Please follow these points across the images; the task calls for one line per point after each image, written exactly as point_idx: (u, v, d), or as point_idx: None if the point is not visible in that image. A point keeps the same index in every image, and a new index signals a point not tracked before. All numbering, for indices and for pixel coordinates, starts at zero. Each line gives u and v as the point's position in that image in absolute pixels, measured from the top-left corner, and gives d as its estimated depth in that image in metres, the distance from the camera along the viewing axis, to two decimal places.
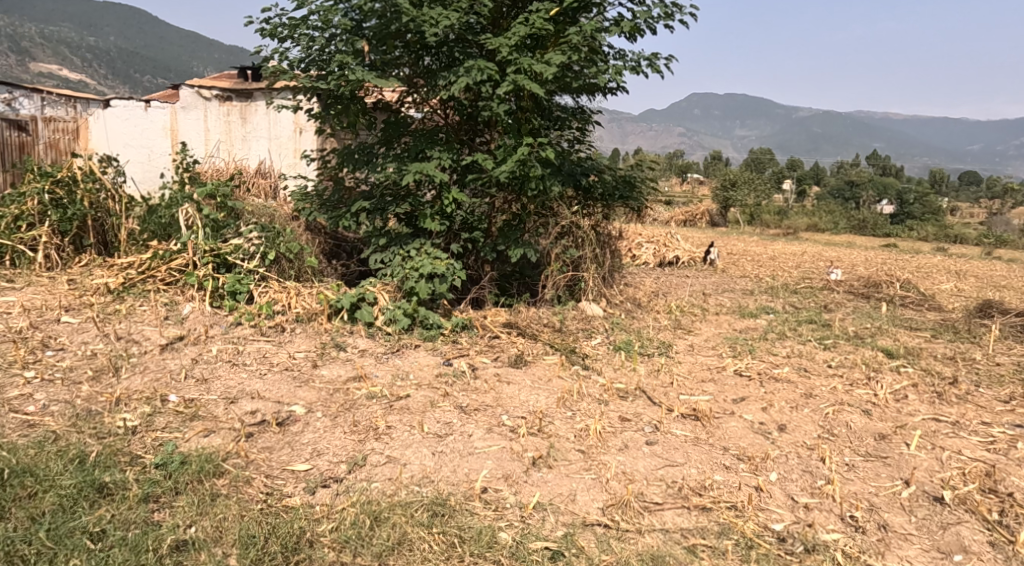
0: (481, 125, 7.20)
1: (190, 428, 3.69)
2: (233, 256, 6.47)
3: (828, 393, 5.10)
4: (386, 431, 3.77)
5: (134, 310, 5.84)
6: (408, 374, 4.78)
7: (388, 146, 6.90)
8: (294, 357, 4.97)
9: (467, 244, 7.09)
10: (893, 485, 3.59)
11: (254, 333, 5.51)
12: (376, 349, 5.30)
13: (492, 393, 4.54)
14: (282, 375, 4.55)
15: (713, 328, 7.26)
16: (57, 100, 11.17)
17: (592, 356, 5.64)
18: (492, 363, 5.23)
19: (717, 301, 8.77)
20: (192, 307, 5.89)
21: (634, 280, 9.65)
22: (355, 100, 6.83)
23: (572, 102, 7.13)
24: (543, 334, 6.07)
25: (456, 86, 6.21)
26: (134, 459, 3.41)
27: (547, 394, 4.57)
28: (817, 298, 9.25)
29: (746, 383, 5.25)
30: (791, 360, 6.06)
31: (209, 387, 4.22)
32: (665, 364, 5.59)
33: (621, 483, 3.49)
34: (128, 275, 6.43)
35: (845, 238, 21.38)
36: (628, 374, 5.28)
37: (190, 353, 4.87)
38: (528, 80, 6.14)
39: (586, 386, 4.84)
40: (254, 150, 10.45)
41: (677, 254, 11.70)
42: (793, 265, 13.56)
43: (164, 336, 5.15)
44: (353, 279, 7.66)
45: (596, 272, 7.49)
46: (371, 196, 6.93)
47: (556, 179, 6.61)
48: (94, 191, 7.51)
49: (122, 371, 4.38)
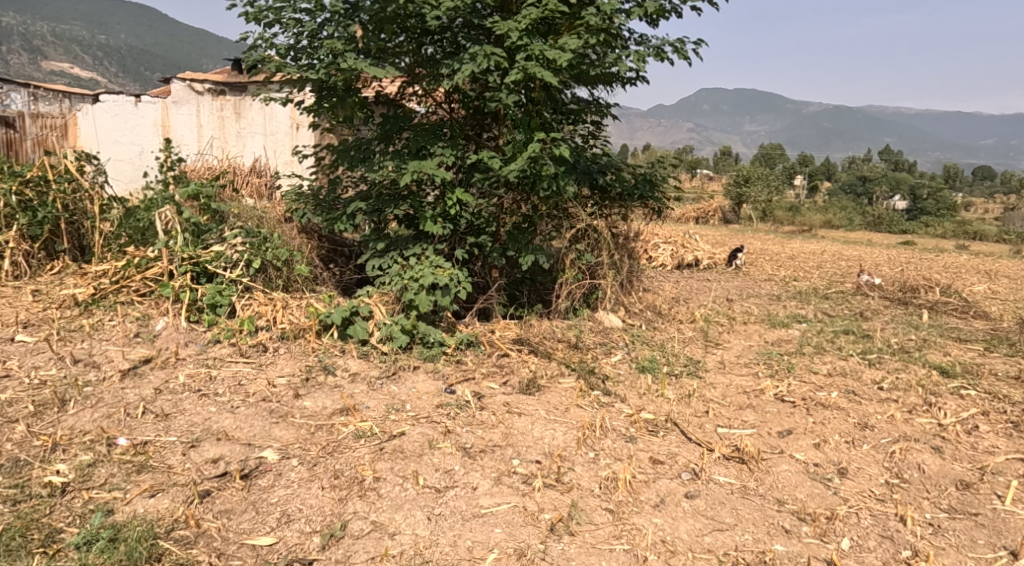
0: (489, 119, 6.56)
1: (133, 486, 3.09)
2: (213, 265, 5.82)
3: (886, 424, 4.43)
4: (374, 486, 3.17)
5: (101, 326, 5.23)
6: (404, 405, 4.15)
7: (386, 142, 6.24)
8: (274, 384, 4.34)
9: (473, 249, 6.43)
10: (995, 557, 3.04)
11: (232, 354, 4.90)
12: (369, 372, 4.67)
13: (501, 428, 3.91)
14: (256, 408, 3.93)
15: (743, 340, 6.61)
16: (51, 95, 10.25)
17: (614, 378, 5.00)
18: (501, 388, 4.59)
19: (743, 308, 8.09)
20: (164, 323, 5.27)
21: (653, 283, 9.00)
22: (350, 91, 6.16)
23: (588, 94, 6.48)
24: (558, 351, 5.43)
25: (460, 74, 5.58)
26: (49, 536, 2.82)
27: (565, 429, 3.93)
28: (851, 304, 8.56)
29: (790, 411, 4.60)
30: (837, 381, 5.39)
31: (168, 425, 3.61)
32: (697, 388, 4.94)
33: (661, 560, 2.92)
34: (100, 286, 5.84)
35: (863, 235, 20.58)
36: (655, 402, 4.63)
37: (154, 381, 4.25)
38: (540, 67, 5.49)
39: (610, 418, 4.21)
40: (248, 147, 9.82)
41: (696, 256, 11.09)
42: (815, 265, 12.87)
43: (126, 360, 4.54)
44: (350, 286, 7.04)
45: (614, 279, 6.84)
46: (367, 197, 6.30)
47: (571, 178, 5.97)
48: (68, 192, 6.91)
49: (69, 406, 3.76)
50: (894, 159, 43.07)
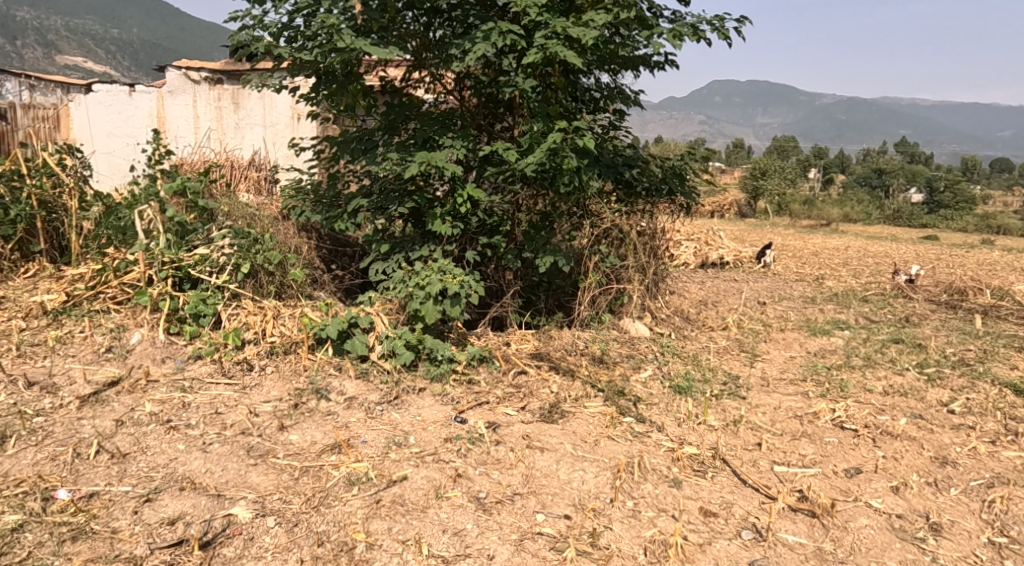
0: (503, 108, 5.95)
1: (63, 561, 2.59)
2: (197, 269, 5.19)
3: (970, 460, 3.80)
4: (366, 558, 2.70)
5: (69, 339, 4.68)
6: (406, 438, 3.58)
7: (390, 133, 5.62)
8: (256, 412, 3.76)
9: (486, 251, 5.80)
10: None
11: (213, 373, 4.32)
12: (368, 396, 4.08)
13: (522, 469, 3.33)
14: (233, 445, 3.35)
15: (784, 351, 5.95)
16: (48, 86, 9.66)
17: (647, 400, 4.39)
18: (519, 415, 3.98)
19: (777, 313, 7.42)
20: (140, 337, 4.69)
21: (677, 284, 8.34)
22: (351, 75, 5.52)
23: (611, 80, 5.82)
24: (583, 367, 4.81)
25: (472, 55, 4.94)
26: None
27: (596, 470, 3.34)
28: (895, 308, 7.85)
29: (854, 443, 3.96)
30: (899, 402, 4.73)
31: (124, 469, 3.05)
32: (743, 413, 4.31)
33: None
34: (73, 292, 5.28)
35: (886, 230, 19.76)
36: (697, 431, 4.01)
37: (119, 409, 3.68)
38: (562, 47, 4.86)
39: (648, 454, 3.60)
40: (248, 139, 9.23)
41: (721, 254, 10.43)
42: (843, 262, 12.15)
43: (89, 384, 3.97)
44: (351, 291, 6.44)
45: (641, 283, 6.21)
46: (370, 193, 5.70)
47: (595, 172, 5.33)
48: (44, 186, 6.30)
49: (10, 446, 3.22)
50: (911, 151, 42.09)
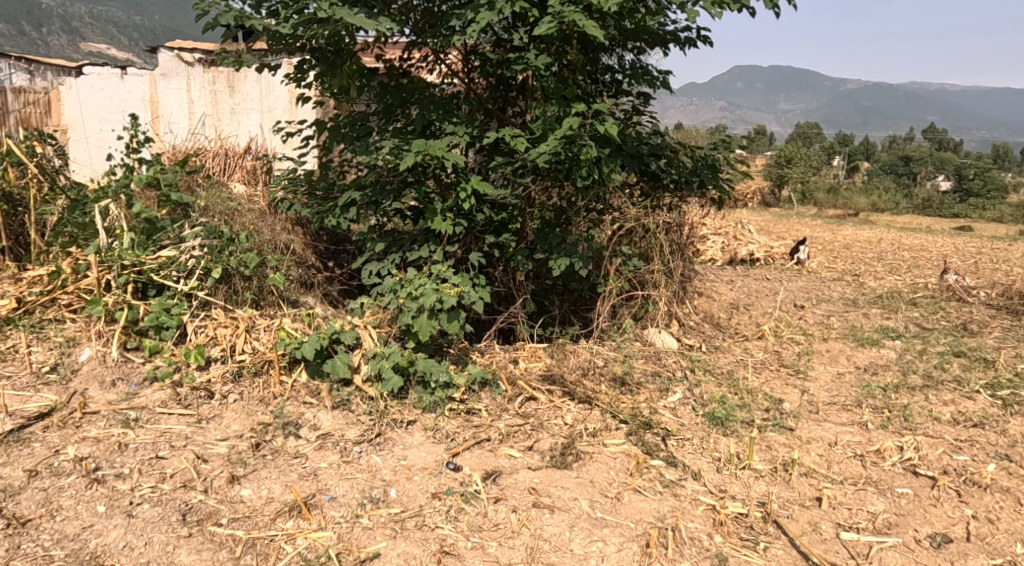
0: (516, 90, 5.20)
1: None
2: (162, 273, 4.51)
3: None
4: None
5: (7, 356, 4.07)
6: (385, 493, 2.96)
7: (387, 118, 4.89)
8: (207, 455, 3.13)
9: (493, 251, 5.09)
10: None
11: (168, 402, 3.66)
12: (346, 432, 3.42)
13: (527, 538, 2.76)
14: (165, 507, 2.80)
15: (830, 367, 5.21)
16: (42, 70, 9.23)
17: (679, 435, 3.68)
18: (525, 458, 3.30)
19: (817, 318, 6.64)
20: (89, 354, 4.04)
21: (704, 285, 7.55)
22: (343, 52, 4.77)
23: (637, 58, 5.06)
24: (604, 391, 4.11)
25: (475, 27, 4.22)
26: None
27: (619, 541, 2.79)
28: (947, 313, 7.06)
29: (934, 496, 3.26)
30: (977, 438, 3.99)
31: (16, 545, 2.61)
32: (794, 452, 3.58)
33: None
34: (24, 298, 4.61)
35: (918, 221, 18.76)
36: (744, 480, 3.29)
37: (41, 454, 3.06)
38: (581, 15, 4.13)
39: (684, 516, 2.96)
40: (244, 126, 8.59)
41: (751, 250, 9.63)
42: (879, 257, 11.29)
43: (13, 418, 3.32)
44: (343, 293, 5.72)
45: (669, 288, 5.46)
46: (363, 184, 5.00)
47: (617, 163, 4.62)
48: (6, 176, 5.43)
49: None
50: (939, 138, 40.72)
